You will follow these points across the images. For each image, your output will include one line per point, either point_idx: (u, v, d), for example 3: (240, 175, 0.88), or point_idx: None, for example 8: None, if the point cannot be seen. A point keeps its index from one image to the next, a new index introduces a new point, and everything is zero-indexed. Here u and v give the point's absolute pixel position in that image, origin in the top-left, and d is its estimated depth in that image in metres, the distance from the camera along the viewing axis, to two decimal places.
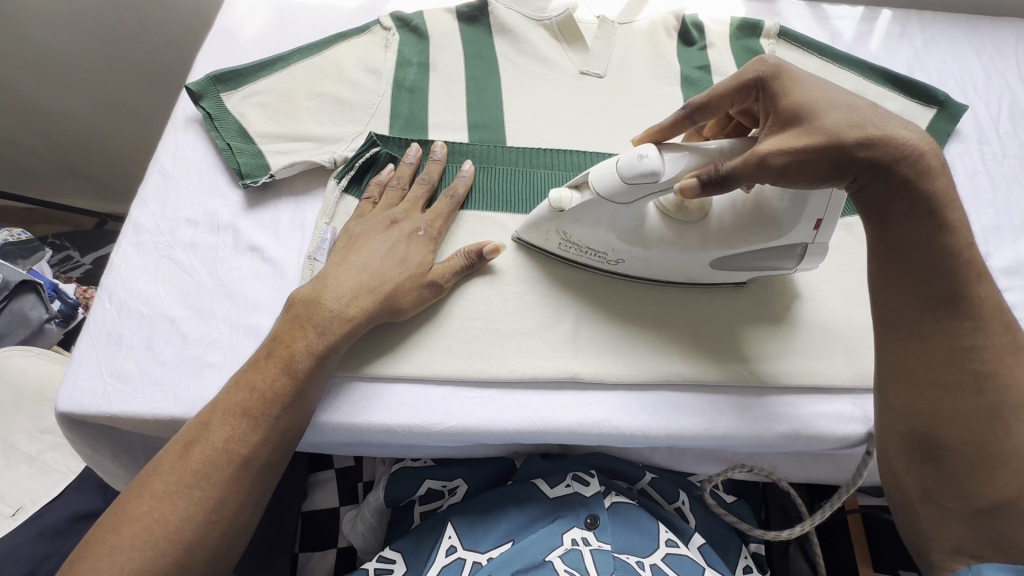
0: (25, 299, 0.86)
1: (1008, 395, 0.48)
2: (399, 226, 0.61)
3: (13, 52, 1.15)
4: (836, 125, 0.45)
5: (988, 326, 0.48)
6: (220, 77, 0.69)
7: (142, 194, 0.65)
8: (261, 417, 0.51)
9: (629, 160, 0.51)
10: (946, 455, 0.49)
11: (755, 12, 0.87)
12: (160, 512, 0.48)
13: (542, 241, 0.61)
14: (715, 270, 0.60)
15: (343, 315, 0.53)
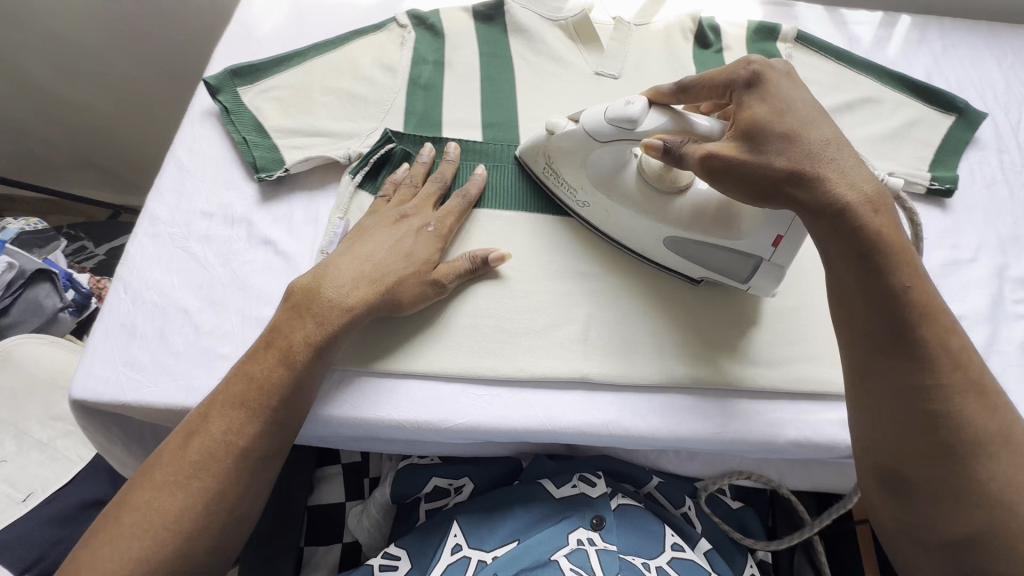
0: (40, 287, 0.87)
1: (966, 430, 0.47)
2: (410, 220, 0.60)
3: (33, 44, 1.17)
4: (772, 153, 0.48)
5: (942, 362, 0.47)
6: (237, 71, 0.69)
7: (158, 185, 0.65)
8: (259, 406, 0.50)
9: (619, 104, 0.54)
10: (911, 489, 0.48)
11: (772, 16, 0.87)
12: (160, 502, 0.47)
13: (533, 164, 0.65)
14: (669, 249, 0.60)
15: (342, 304, 0.53)
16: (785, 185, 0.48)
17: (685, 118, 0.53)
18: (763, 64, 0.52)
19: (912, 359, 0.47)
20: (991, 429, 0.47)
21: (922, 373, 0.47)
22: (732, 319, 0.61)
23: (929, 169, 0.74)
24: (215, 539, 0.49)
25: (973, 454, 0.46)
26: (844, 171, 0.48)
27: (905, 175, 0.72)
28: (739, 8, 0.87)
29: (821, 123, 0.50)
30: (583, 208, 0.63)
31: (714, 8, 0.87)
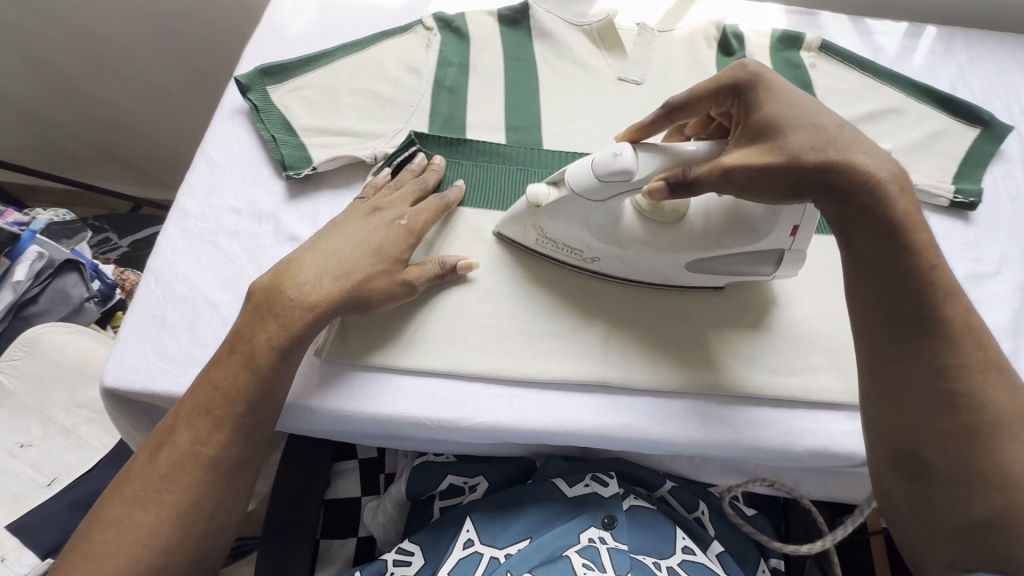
0: (67, 277, 0.88)
1: (986, 411, 0.48)
2: (381, 213, 0.60)
3: (63, 38, 1.20)
4: (802, 143, 0.48)
5: (962, 343, 0.49)
6: (267, 71, 0.71)
7: (189, 180, 0.67)
8: (223, 415, 0.51)
9: (602, 158, 0.52)
10: (931, 471, 0.49)
11: (796, 24, 0.87)
12: (131, 519, 0.49)
13: (519, 234, 0.62)
14: (692, 271, 0.59)
15: (305, 303, 0.53)
16: (820, 178, 0.48)
17: (673, 151, 0.52)
18: (759, 66, 0.53)
19: (934, 342, 0.49)
20: (1006, 408, 0.48)
21: (945, 354, 0.49)
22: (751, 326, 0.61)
23: (953, 181, 0.74)
24: (195, 546, 0.51)
25: (993, 433, 0.48)
26: (871, 155, 0.49)
27: (928, 186, 0.72)
28: (763, 16, 0.87)
29: (829, 113, 0.50)
30: (597, 262, 0.61)
31: (738, 16, 0.87)
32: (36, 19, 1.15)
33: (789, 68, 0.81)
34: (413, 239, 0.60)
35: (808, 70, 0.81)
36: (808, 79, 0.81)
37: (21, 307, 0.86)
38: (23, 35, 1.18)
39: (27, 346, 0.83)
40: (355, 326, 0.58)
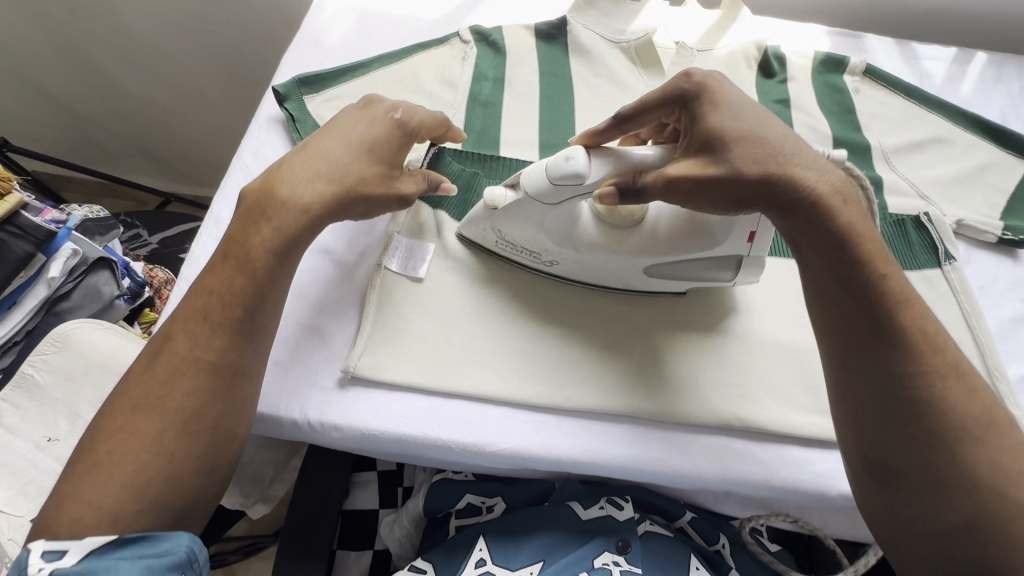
0: (99, 274, 0.90)
1: (948, 418, 0.46)
2: (374, 107, 0.57)
3: (103, 36, 1.22)
4: (741, 157, 0.47)
5: (921, 348, 0.48)
6: (304, 81, 0.71)
7: (223, 187, 0.67)
8: (221, 318, 0.50)
9: (555, 161, 0.50)
10: (902, 479, 0.47)
11: (840, 47, 0.85)
12: (133, 427, 0.47)
13: (478, 238, 0.61)
14: (651, 276, 0.59)
15: (298, 207, 0.51)
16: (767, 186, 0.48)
17: (629, 157, 0.50)
18: (704, 75, 0.52)
19: (893, 349, 0.47)
20: (973, 412, 0.47)
21: (906, 364, 0.47)
22: (782, 360, 0.60)
23: (1002, 217, 0.71)
24: (202, 458, 0.48)
25: (956, 440, 0.46)
26: (817, 165, 0.49)
27: (976, 222, 0.69)
28: (806, 37, 0.85)
29: (771, 122, 0.50)
30: (556, 266, 0.60)
31: (780, 36, 0.85)
32: (78, 16, 1.18)
33: (831, 91, 0.79)
34: (408, 133, 0.56)
35: (851, 95, 0.79)
36: (851, 103, 0.78)
37: (54, 303, 0.87)
38: (66, 31, 1.21)
39: (59, 341, 0.84)
40: (381, 337, 0.57)
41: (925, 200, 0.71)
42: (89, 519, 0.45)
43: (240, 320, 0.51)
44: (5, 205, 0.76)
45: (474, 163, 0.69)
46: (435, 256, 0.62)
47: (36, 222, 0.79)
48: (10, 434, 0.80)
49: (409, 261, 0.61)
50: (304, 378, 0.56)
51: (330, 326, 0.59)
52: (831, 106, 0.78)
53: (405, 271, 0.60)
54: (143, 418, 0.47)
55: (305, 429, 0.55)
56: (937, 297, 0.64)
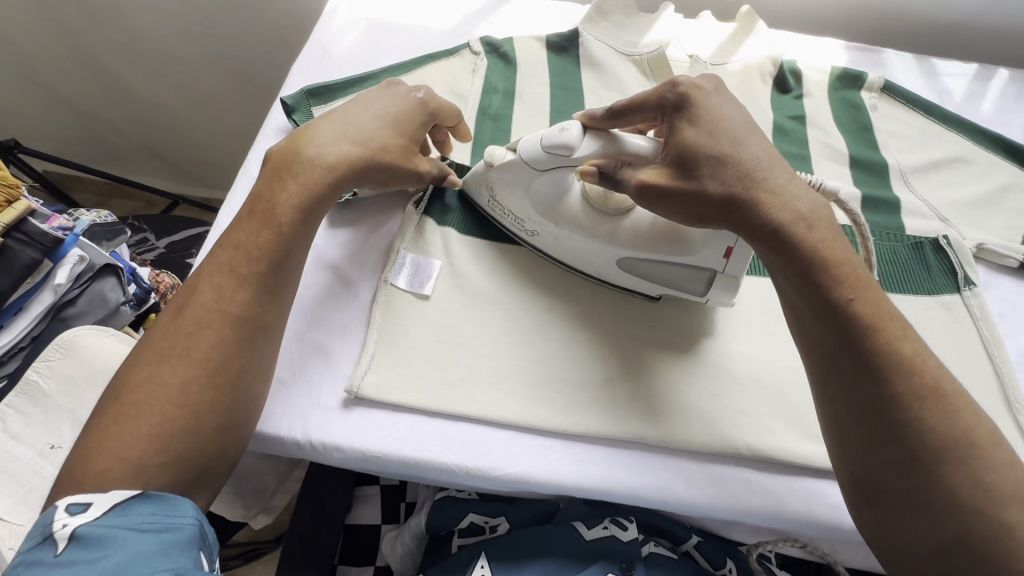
0: (105, 281, 0.89)
1: (928, 438, 0.44)
2: (398, 88, 0.61)
3: (115, 39, 1.22)
4: (707, 176, 0.49)
5: (900, 369, 0.45)
6: (313, 92, 0.70)
7: (230, 201, 0.68)
8: (247, 271, 0.51)
9: (551, 132, 0.54)
10: (889, 501, 0.45)
11: (857, 62, 0.83)
12: (160, 376, 0.48)
13: (474, 195, 0.64)
14: (622, 269, 0.60)
15: (324, 163, 0.54)
16: (733, 205, 0.49)
17: (617, 143, 0.53)
18: (690, 86, 0.52)
19: (869, 372, 0.46)
20: (955, 432, 0.44)
21: (879, 387, 0.45)
22: (795, 387, 0.58)
23: None
24: (225, 411, 0.49)
25: (937, 462, 0.44)
26: (781, 188, 0.49)
27: (997, 246, 0.67)
28: (822, 51, 0.84)
29: (745, 140, 0.50)
30: (535, 238, 0.62)
31: (796, 50, 0.84)
32: (90, 19, 1.18)
33: (848, 108, 0.78)
34: (428, 114, 0.60)
35: (868, 111, 0.77)
36: (868, 120, 0.77)
37: (61, 309, 0.87)
38: (78, 34, 1.21)
39: (65, 347, 0.83)
40: (386, 356, 0.56)
41: (945, 222, 0.69)
42: (118, 472, 0.44)
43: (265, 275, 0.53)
44: (11, 213, 0.77)
45: None
46: (441, 274, 0.61)
47: (43, 229, 0.79)
48: (14, 440, 0.80)
49: (417, 278, 0.60)
50: (308, 398, 0.55)
51: (335, 346, 0.58)
52: (848, 123, 0.77)
53: (410, 287, 0.60)
54: (171, 367, 0.48)
55: (308, 451, 0.54)
56: (956, 323, 0.63)
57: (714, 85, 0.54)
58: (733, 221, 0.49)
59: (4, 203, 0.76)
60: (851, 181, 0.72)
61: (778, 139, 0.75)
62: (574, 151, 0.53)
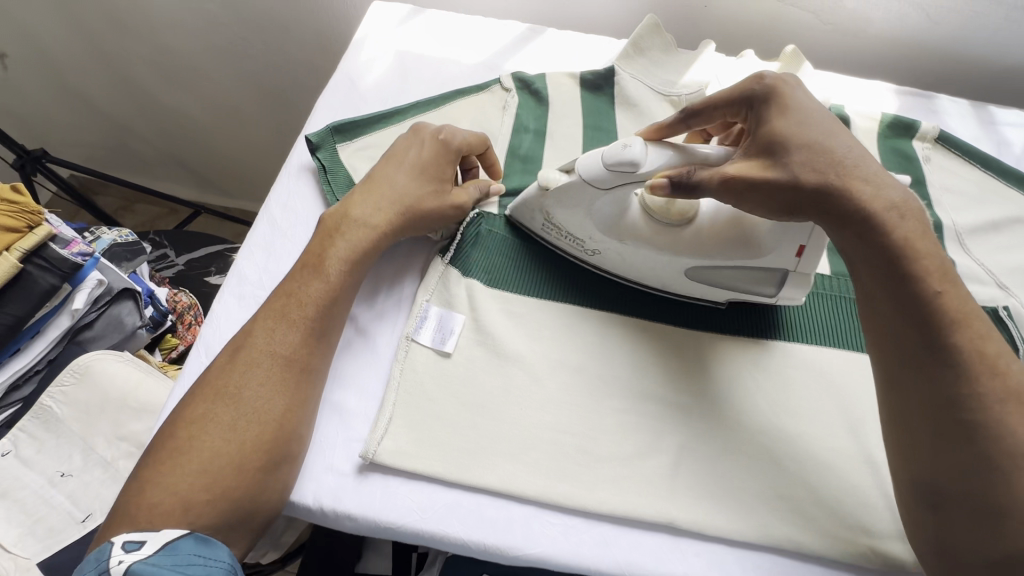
0: (123, 304, 0.88)
1: (1006, 443, 0.42)
2: (421, 133, 0.62)
3: (145, 54, 1.22)
4: (799, 162, 0.48)
5: (979, 369, 0.44)
6: (339, 128, 0.68)
7: (250, 241, 0.64)
8: (298, 317, 0.52)
9: (613, 149, 0.52)
10: (954, 509, 0.44)
11: (909, 108, 0.79)
12: (213, 414, 0.49)
13: (527, 219, 0.62)
14: (693, 280, 0.59)
15: (367, 223, 0.57)
16: (817, 194, 0.48)
17: (689, 155, 0.52)
18: (777, 79, 0.53)
19: (947, 369, 0.44)
20: None
21: (965, 385, 0.44)
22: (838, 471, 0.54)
23: None
24: (271, 454, 0.49)
25: (1014, 468, 0.42)
26: (874, 178, 0.48)
27: None
28: (869, 95, 0.80)
29: (837, 133, 0.50)
30: (596, 255, 0.61)
31: (842, 93, 0.79)
32: (122, 33, 1.18)
33: (899, 159, 0.73)
34: (455, 154, 0.61)
35: (920, 163, 0.73)
36: (920, 173, 0.72)
37: (78, 332, 0.86)
38: (109, 47, 1.21)
39: (78, 372, 0.83)
40: (404, 419, 0.54)
41: (1004, 290, 0.64)
42: (165, 506, 0.46)
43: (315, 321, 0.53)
44: (33, 238, 0.75)
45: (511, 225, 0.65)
46: (464, 330, 0.58)
47: (62, 255, 0.76)
48: (25, 466, 0.79)
49: (439, 334, 0.58)
50: (320, 459, 0.53)
51: (352, 405, 0.55)
52: (898, 175, 0.72)
53: (433, 343, 0.57)
54: (224, 407, 0.49)
55: (319, 517, 0.52)
56: None
57: (797, 83, 0.54)
58: (814, 211, 0.49)
59: (24, 228, 0.74)
60: None
61: None
62: (641, 164, 0.52)
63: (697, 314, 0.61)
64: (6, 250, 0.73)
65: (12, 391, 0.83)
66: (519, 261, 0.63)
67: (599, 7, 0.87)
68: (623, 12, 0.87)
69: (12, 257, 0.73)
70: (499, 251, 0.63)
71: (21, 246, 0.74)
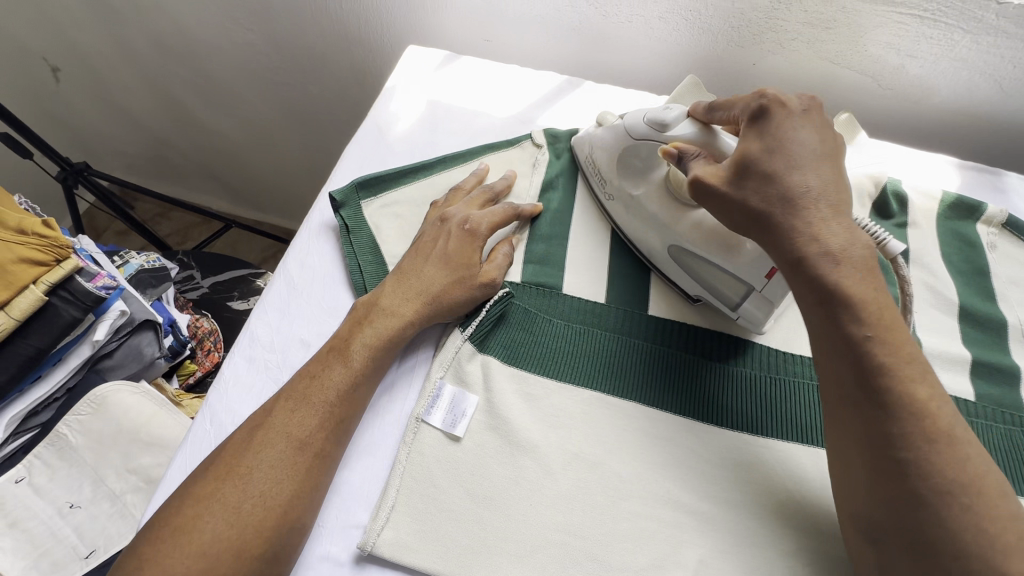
0: (143, 335, 0.89)
1: (932, 480, 0.39)
2: (447, 222, 0.62)
3: (187, 77, 1.24)
4: (751, 189, 0.47)
5: (907, 412, 0.41)
6: (362, 184, 0.66)
7: (264, 301, 0.63)
8: (318, 401, 0.51)
9: (656, 111, 0.58)
10: (891, 543, 0.41)
11: (972, 187, 0.73)
12: (221, 493, 0.47)
13: (579, 149, 0.71)
14: (673, 259, 0.61)
15: (397, 315, 0.56)
16: (760, 218, 0.47)
17: (713, 134, 0.54)
18: (780, 99, 0.50)
19: (872, 404, 0.42)
20: (960, 474, 0.39)
21: (895, 423, 0.41)
22: None
23: None
24: (273, 545, 0.46)
25: (942, 506, 0.39)
26: (831, 216, 0.45)
27: None
28: (925, 169, 0.74)
29: (810, 166, 0.47)
30: (612, 201, 0.66)
31: (897, 166, 0.74)
32: (167, 57, 1.20)
33: (958, 244, 0.67)
34: (479, 241, 0.61)
35: (983, 250, 0.66)
36: (984, 261, 0.65)
37: (97, 360, 0.86)
38: (154, 69, 1.24)
39: (95, 403, 0.82)
40: (407, 508, 0.51)
41: None
42: None
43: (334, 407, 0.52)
44: (59, 272, 0.75)
45: (532, 296, 0.62)
46: (476, 412, 0.56)
47: (87, 288, 0.76)
48: (36, 495, 0.78)
49: (450, 416, 0.55)
50: (317, 546, 0.51)
51: (357, 486, 0.54)
52: (959, 263, 0.66)
53: (443, 425, 0.55)
54: (231, 485, 0.47)
55: None
56: None
57: (804, 107, 0.50)
58: (761, 235, 0.48)
59: (52, 262, 0.74)
60: (959, 339, 0.61)
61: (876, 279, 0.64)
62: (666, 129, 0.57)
63: (733, 414, 0.56)
64: (32, 283, 0.73)
65: (29, 417, 0.82)
66: (541, 338, 0.60)
67: (641, 60, 0.84)
68: (665, 65, 0.83)
69: (38, 290, 0.73)
70: (521, 326, 0.60)
71: (47, 279, 0.74)
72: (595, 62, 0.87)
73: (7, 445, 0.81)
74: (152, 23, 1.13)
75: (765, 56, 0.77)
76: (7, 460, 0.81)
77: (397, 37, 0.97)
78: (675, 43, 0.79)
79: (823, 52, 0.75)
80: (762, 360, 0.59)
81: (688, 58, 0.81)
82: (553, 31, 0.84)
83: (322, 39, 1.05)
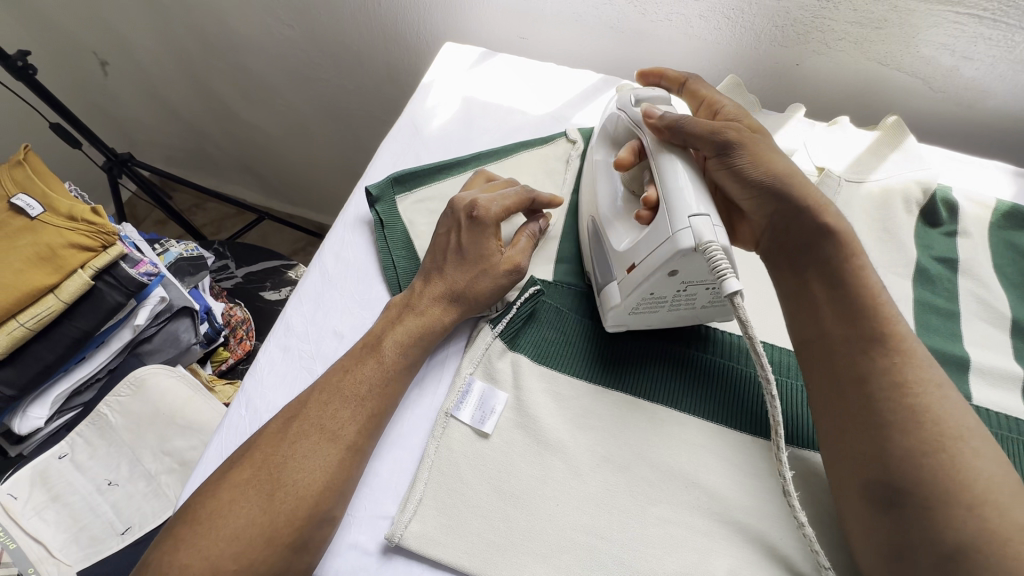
0: (181, 321, 0.92)
1: (942, 421, 0.41)
2: (458, 210, 0.60)
3: (227, 70, 1.27)
4: (774, 153, 0.55)
5: (899, 354, 0.44)
6: (398, 179, 0.68)
7: (299, 292, 0.64)
8: (352, 395, 0.52)
9: (641, 91, 0.61)
10: (905, 502, 0.40)
11: None
12: (258, 479, 0.48)
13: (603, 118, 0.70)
14: (588, 231, 0.63)
15: (429, 311, 0.57)
16: (787, 181, 0.53)
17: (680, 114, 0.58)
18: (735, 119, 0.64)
19: (874, 347, 0.45)
20: (961, 422, 0.41)
21: (905, 370, 0.43)
22: None
23: None
24: (300, 534, 0.47)
25: (954, 454, 0.40)
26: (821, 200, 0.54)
27: None
28: (977, 177, 0.71)
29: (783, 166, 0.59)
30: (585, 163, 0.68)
31: (946, 173, 0.71)
32: (208, 51, 1.23)
33: (1014, 255, 0.63)
34: (491, 228, 0.59)
35: None
36: None
37: (137, 344, 0.89)
38: (195, 63, 1.27)
39: (135, 385, 0.85)
40: (434, 502, 0.52)
41: None
42: (194, 568, 0.44)
43: (367, 402, 0.52)
44: (105, 258, 0.77)
45: (566, 298, 0.62)
46: (506, 409, 0.56)
47: (131, 274, 0.79)
48: (77, 471, 0.82)
49: (479, 412, 0.56)
50: (346, 535, 0.52)
51: (386, 478, 0.54)
52: (1014, 275, 0.62)
53: (472, 422, 0.55)
54: (271, 476, 0.48)
55: None
56: None
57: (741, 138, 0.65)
58: (778, 194, 0.53)
59: (99, 248, 0.77)
60: (1011, 354, 0.57)
61: (920, 288, 0.61)
62: (641, 105, 0.59)
63: (714, 402, 0.55)
64: (80, 267, 0.76)
65: (73, 396, 0.86)
66: (572, 337, 0.59)
67: (679, 59, 0.82)
68: (704, 66, 0.81)
69: (85, 274, 0.76)
70: (553, 325, 0.60)
71: (94, 264, 0.77)
72: (633, 61, 0.86)
73: (52, 422, 0.85)
74: (196, 18, 1.16)
75: (810, 57, 0.75)
76: (52, 436, 0.85)
77: (433, 34, 0.98)
78: (716, 42, 0.77)
79: (871, 53, 0.72)
80: (786, 364, 0.57)
81: (728, 58, 0.79)
82: (591, 30, 0.83)
83: (358, 35, 1.06)
